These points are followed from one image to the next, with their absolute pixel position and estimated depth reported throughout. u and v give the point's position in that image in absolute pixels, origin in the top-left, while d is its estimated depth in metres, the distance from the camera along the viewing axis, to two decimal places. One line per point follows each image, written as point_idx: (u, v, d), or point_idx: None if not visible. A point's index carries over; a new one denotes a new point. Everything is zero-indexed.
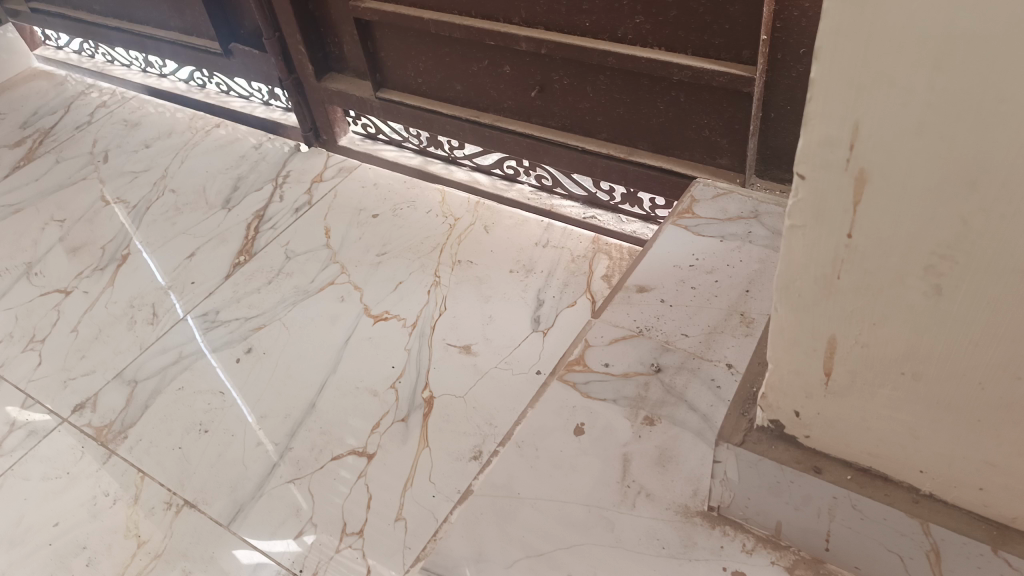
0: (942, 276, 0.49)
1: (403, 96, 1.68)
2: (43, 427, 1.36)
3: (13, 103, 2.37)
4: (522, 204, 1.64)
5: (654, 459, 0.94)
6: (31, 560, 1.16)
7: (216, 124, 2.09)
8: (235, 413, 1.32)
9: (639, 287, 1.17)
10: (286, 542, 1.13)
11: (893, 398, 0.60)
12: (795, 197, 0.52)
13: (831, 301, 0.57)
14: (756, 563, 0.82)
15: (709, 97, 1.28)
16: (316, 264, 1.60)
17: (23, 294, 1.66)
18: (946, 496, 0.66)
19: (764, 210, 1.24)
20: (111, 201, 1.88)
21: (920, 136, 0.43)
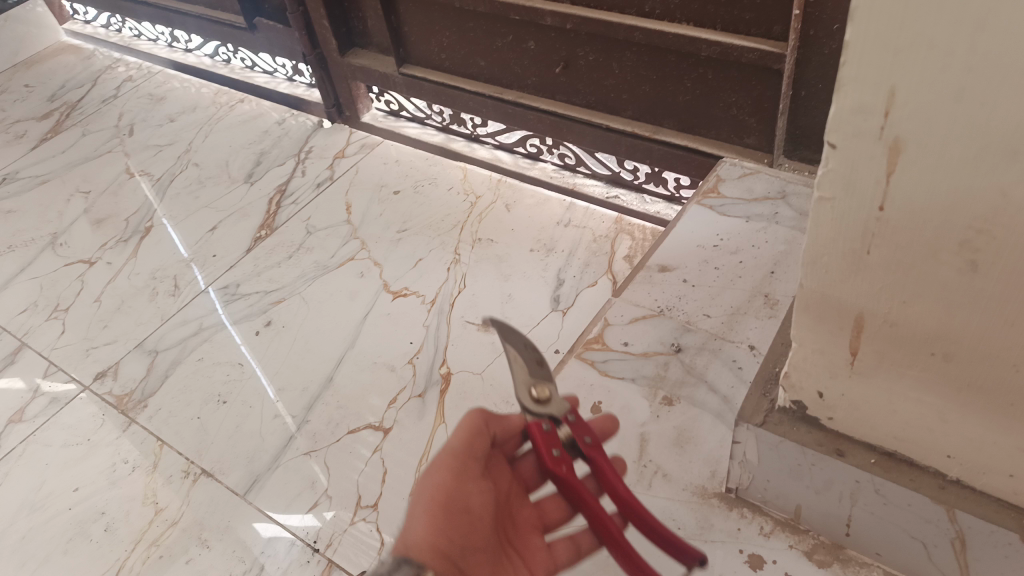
0: (978, 252, 0.47)
1: (426, 72, 1.66)
2: (65, 395, 1.37)
3: (41, 77, 2.39)
4: (545, 182, 1.62)
5: (673, 439, 0.92)
6: (51, 524, 1.18)
7: (241, 100, 2.10)
8: (253, 384, 1.33)
9: (661, 266, 1.14)
10: (301, 516, 1.13)
11: (922, 379, 0.58)
12: (825, 167, 0.50)
13: (859, 277, 0.55)
14: (774, 547, 0.81)
15: (738, 73, 1.24)
16: (337, 239, 1.59)
17: (48, 263, 1.67)
18: (975, 482, 0.64)
19: (791, 190, 1.21)
20: (136, 173, 1.89)
21: (959, 102, 0.41)
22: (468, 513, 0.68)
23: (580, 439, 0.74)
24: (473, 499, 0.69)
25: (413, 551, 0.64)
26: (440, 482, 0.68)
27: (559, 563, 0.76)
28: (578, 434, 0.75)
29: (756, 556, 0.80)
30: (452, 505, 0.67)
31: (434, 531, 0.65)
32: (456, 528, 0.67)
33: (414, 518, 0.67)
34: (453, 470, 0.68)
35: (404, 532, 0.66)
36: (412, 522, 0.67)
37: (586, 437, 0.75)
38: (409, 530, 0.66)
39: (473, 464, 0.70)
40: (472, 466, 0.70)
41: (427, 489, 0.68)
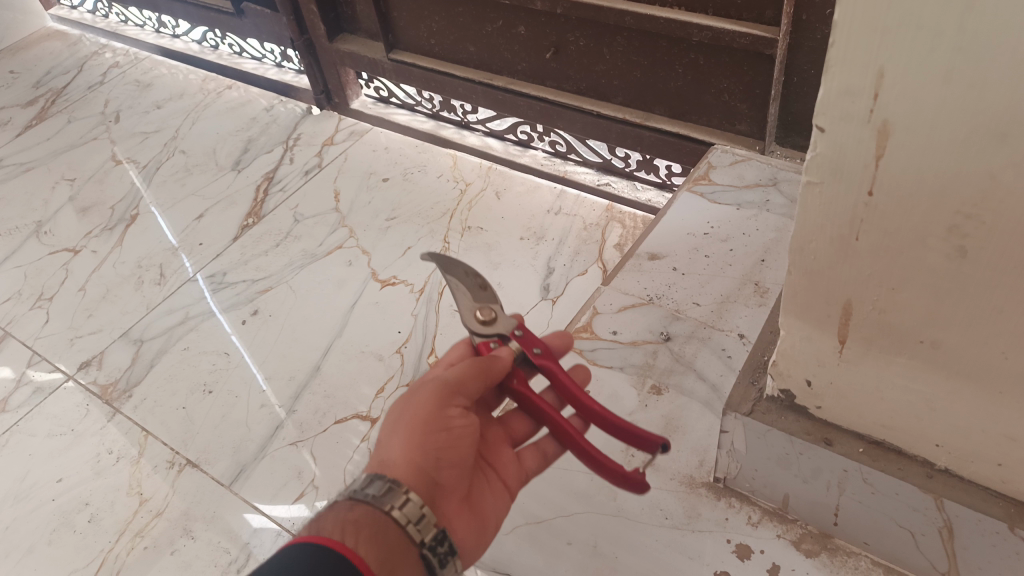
0: (967, 237, 0.46)
1: (416, 58, 1.65)
2: (49, 385, 1.36)
3: (26, 63, 2.36)
4: (535, 170, 1.60)
5: (661, 428, 0.91)
6: (35, 515, 1.17)
7: (228, 86, 2.07)
8: (240, 374, 1.31)
9: (650, 254, 1.13)
10: (287, 506, 1.12)
11: (911, 367, 0.58)
12: (812, 151, 0.49)
13: (847, 264, 0.54)
14: (762, 536, 0.80)
15: (729, 59, 1.23)
16: (325, 227, 1.58)
17: (33, 252, 1.66)
18: (963, 471, 0.63)
19: (782, 178, 1.20)
20: (122, 161, 1.87)
21: (949, 83, 0.40)
22: (450, 435, 0.68)
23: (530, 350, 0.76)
24: (454, 422, 0.69)
25: (389, 467, 0.66)
26: (424, 404, 0.68)
27: (530, 473, 0.76)
28: (528, 346, 0.76)
29: (744, 546, 0.80)
30: (433, 427, 0.67)
31: (413, 450, 0.66)
32: (436, 446, 0.67)
33: (392, 435, 0.68)
34: (437, 391, 0.68)
35: (381, 448, 0.68)
36: (390, 439, 0.68)
37: (536, 347, 0.76)
38: (386, 447, 0.68)
39: (461, 390, 0.70)
40: (459, 392, 0.70)
41: (410, 409, 0.68)
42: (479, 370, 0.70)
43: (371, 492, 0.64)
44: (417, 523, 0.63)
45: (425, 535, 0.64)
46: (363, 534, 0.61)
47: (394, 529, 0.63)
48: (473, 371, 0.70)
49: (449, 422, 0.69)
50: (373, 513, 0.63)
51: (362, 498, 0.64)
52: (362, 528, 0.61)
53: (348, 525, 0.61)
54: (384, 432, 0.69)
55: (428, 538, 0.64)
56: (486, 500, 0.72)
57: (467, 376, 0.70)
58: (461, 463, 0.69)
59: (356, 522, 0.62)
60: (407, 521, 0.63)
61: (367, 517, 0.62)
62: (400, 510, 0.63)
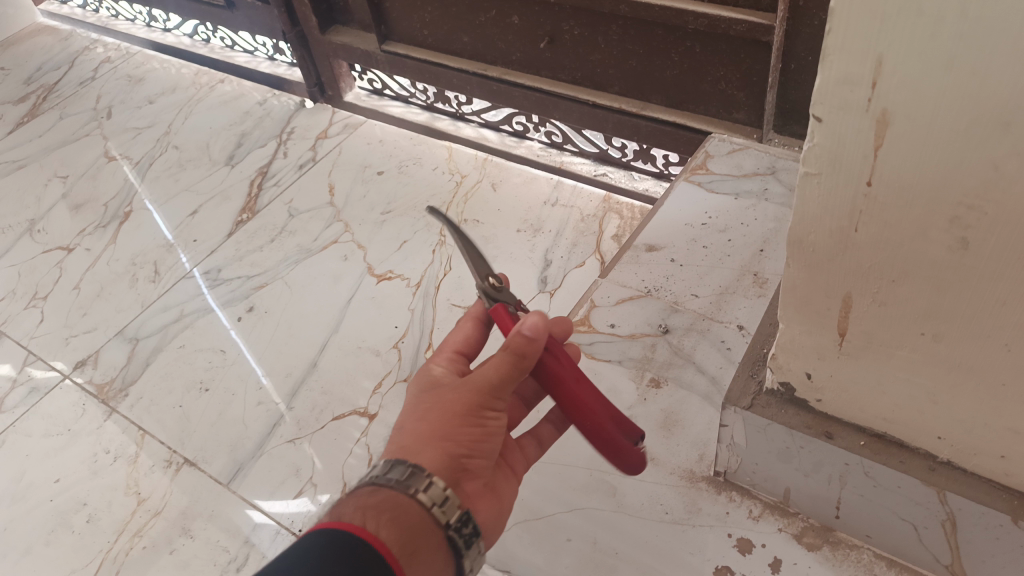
0: (969, 228, 0.45)
1: (409, 48, 1.63)
2: (45, 384, 1.35)
3: (17, 59, 2.34)
4: (531, 161, 1.59)
5: (660, 422, 0.90)
6: (32, 516, 1.16)
7: (221, 80, 2.05)
8: (236, 371, 1.31)
9: (648, 246, 1.12)
10: (286, 503, 1.11)
11: (912, 360, 0.57)
12: (810, 141, 0.48)
13: (847, 256, 0.52)
14: (763, 531, 0.79)
15: (726, 47, 1.21)
16: (320, 222, 1.57)
17: (27, 250, 1.64)
18: (966, 464, 0.62)
19: (781, 166, 1.19)
20: (115, 156, 1.85)
21: (950, 70, 0.39)
22: (481, 428, 0.66)
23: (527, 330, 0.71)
24: (487, 418, 0.66)
25: (413, 451, 0.64)
26: (458, 397, 0.65)
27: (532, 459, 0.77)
28: None
29: (745, 540, 0.79)
30: (465, 419, 0.65)
31: (441, 438, 0.64)
32: (466, 438, 0.65)
33: (421, 421, 0.66)
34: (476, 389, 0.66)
35: (406, 432, 0.66)
36: (417, 425, 0.65)
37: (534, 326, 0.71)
38: (412, 432, 0.65)
39: (497, 393, 0.66)
40: (496, 392, 0.66)
41: (444, 401, 0.66)
42: (519, 361, 0.64)
43: (394, 476, 0.62)
44: (441, 505, 0.61)
45: (450, 517, 0.61)
46: (385, 518, 0.58)
47: (418, 511, 0.60)
48: (511, 363, 0.64)
49: (482, 418, 0.66)
50: (396, 497, 0.60)
51: (384, 482, 0.62)
52: (384, 512, 0.59)
53: (369, 510, 0.59)
54: (411, 417, 0.67)
55: (453, 520, 0.61)
56: (506, 485, 0.71)
57: (505, 378, 0.65)
58: (488, 455, 0.67)
59: (377, 506, 0.59)
60: (432, 503, 0.61)
61: (389, 501, 0.60)
62: (423, 492, 0.61)
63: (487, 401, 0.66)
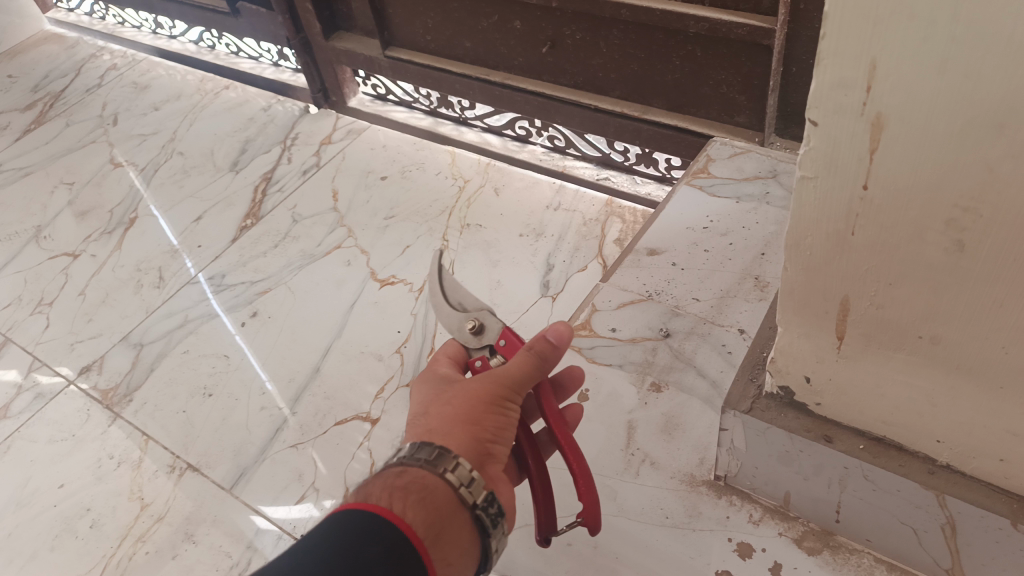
0: (965, 231, 0.45)
1: (412, 54, 1.63)
2: (50, 390, 1.36)
3: (24, 67, 2.36)
4: (534, 165, 1.59)
5: (661, 426, 0.90)
6: (37, 521, 1.17)
7: (226, 86, 2.06)
8: (240, 376, 1.31)
9: (649, 250, 1.12)
10: (288, 508, 1.11)
11: (911, 362, 0.56)
12: (806, 145, 0.48)
13: (844, 259, 0.52)
14: (763, 535, 0.79)
15: (726, 50, 1.21)
16: (323, 227, 1.57)
17: (33, 257, 1.66)
18: (965, 467, 0.62)
19: (782, 169, 1.19)
20: (121, 163, 1.87)
21: (943, 73, 0.39)
22: (506, 417, 0.67)
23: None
24: (512, 406, 0.68)
25: (440, 434, 0.65)
26: (481, 384, 0.67)
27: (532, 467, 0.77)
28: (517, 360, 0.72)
29: (745, 545, 0.79)
30: (491, 406, 0.66)
31: (466, 423, 0.65)
32: (492, 425, 0.66)
33: (447, 406, 0.67)
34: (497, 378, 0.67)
35: (432, 416, 0.67)
36: (443, 410, 0.67)
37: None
38: (438, 417, 0.67)
39: (521, 387, 0.68)
40: (522, 385, 0.68)
41: (469, 389, 0.67)
42: (541, 359, 0.69)
43: (421, 457, 0.64)
44: (468, 486, 0.62)
45: (476, 497, 0.62)
46: (411, 499, 0.60)
47: (445, 492, 0.62)
48: (534, 362, 0.68)
49: (506, 406, 0.67)
50: (423, 478, 0.62)
51: (412, 463, 0.63)
52: (411, 493, 0.61)
53: (396, 490, 0.61)
54: (437, 402, 0.69)
55: (480, 499, 0.63)
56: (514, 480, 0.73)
57: (528, 373, 0.68)
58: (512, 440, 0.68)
59: (405, 487, 0.61)
60: (459, 484, 0.62)
61: (416, 482, 0.62)
62: (450, 473, 0.62)
63: (513, 393, 0.68)
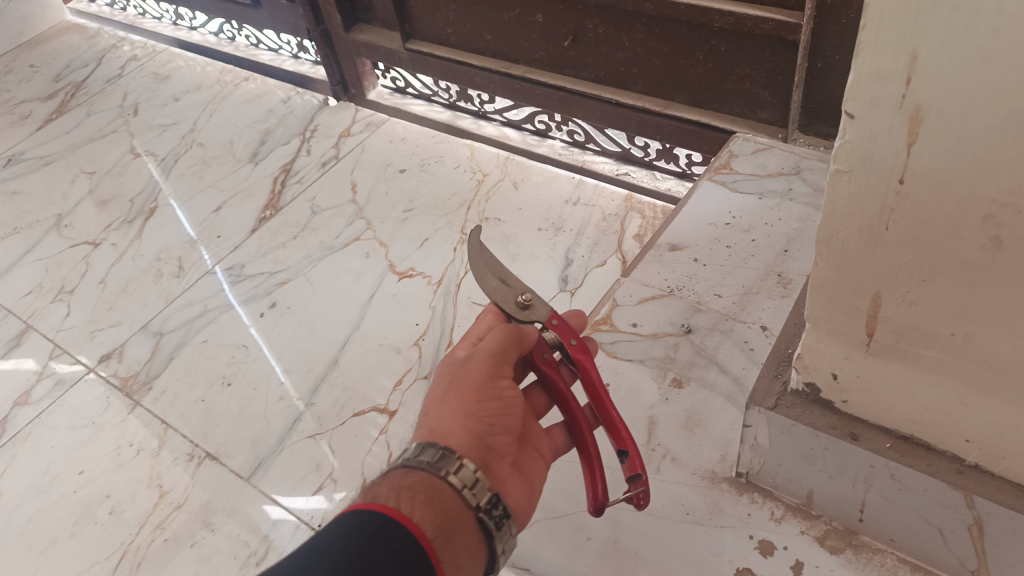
0: (1003, 227, 0.44)
1: (432, 47, 1.63)
2: (70, 377, 1.37)
3: (46, 57, 2.38)
4: (553, 160, 1.59)
5: (682, 422, 0.90)
6: (57, 507, 1.18)
7: (245, 78, 2.07)
8: (258, 366, 1.32)
9: (671, 245, 1.12)
10: (306, 498, 1.12)
11: (941, 359, 0.56)
12: (841, 138, 0.47)
13: (876, 254, 0.52)
14: (785, 532, 0.78)
15: (751, 45, 1.20)
16: (342, 219, 1.57)
17: (53, 246, 1.67)
18: (994, 468, 0.61)
19: (806, 166, 1.18)
20: (141, 153, 1.87)
21: (986, 66, 0.38)
22: (501, 402, 0.68)
23: (569, 341, 0.77)
24: (502, 383, 0.68)
25: (442, 434, 0.65)
26: (473, 372, 0.67)
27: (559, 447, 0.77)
28: (564, 337, 0.77)
29: (767, 542, 0.78)
30: (483, 392, 0.67)
31: (466, 417, 0.66)
32: (488, 415, 0.67)
33: (443, 404, 0.67)
34: (486, 362, 0.68)
35: (432, 417, 0.67)
36: (442, 409, 0.67)
37: (574, 338, 0.78)
38: (438, 416, 0.67)
39: (506, 360, 0.69)
40: (505, 360, 0.69)
41: (460, 378, 0.68)
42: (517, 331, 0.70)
43: (425, 459, 0.63)
44: (472, 487, 0.62)
45: (480, 499, 0.62)
46: (419, 498, 0.60)
47: (450, 493, 0.62)
48: (512, 334, 0.69)
49: (496, 387, 0.68)
50: (428, 480, 0.62)
51: (416, 465, 0.63)
52: (418, 493, 0.61)
53: (403, 492, 0.61)
54: (433, 401, 0.68)
55: (484, 502, 0.62)
56: (534, 466, 0.72)
57: (507, 344, 0.69)
58: (512, 428, 0.69)
59: (412, 488, 0.61)
60: (463, 486, 0.62)
61: (422, 484, 0.62)
62: (453, 475, 0.62)
63: (498, 369, 0.69)
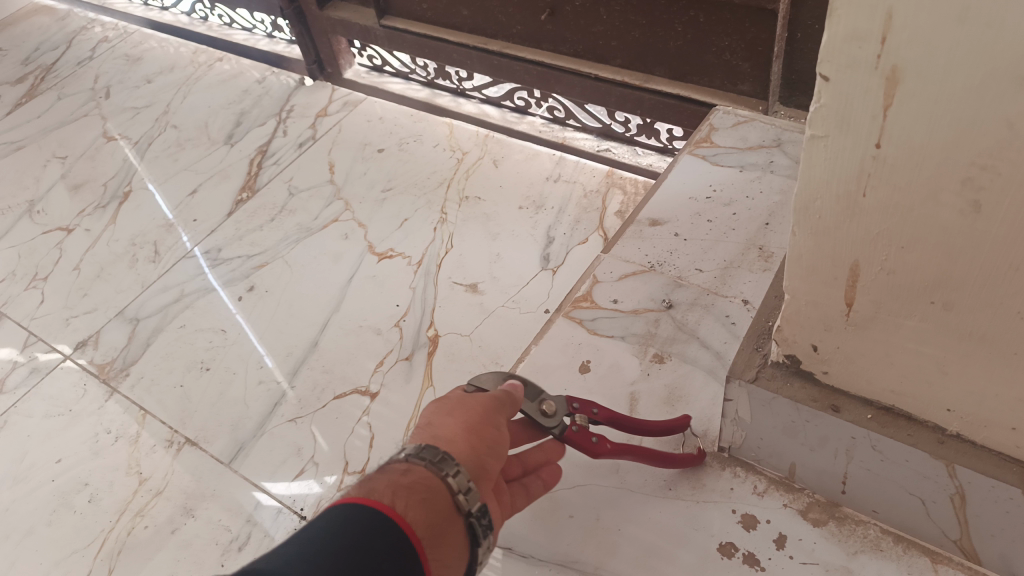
0: (981, 190, 0.43)
1: (408, 23, 1.60)
2: (46, 364, 1.35)
3: (14, 40, 2.33)
4: (533, 136, 1.57)
5: (663, 398, 0.88)
6: (33, 496, 1.16)
7: (219, 58, 2.03)
8: (236, 350, 1.30)
9: (651, 221, 1.11)
10: (287, 482, 1.11)
11: (920, 329, 0.55)
12: (817, 102, 0.46)
13: (855, 221, 0.50)
14: (767, 506, 0.78)
15: (730, 16, 1.19)
16: (320, 201, 1.55)
17: (26, 231, 1.64)
18: (976, 437, 0.60)
19: (787, 138, 1.16)
20: (114, 136, 1.84)
21: (962, 23, 0.37)
22: (498, 432, 0.65)
23: (594, 411, 0.77)
24: (501, 421, 0.66)
25: (445, 440, 0.63)
26: (478, 401, 0.67)
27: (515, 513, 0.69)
28: (589, 408, 0.77)
29: (750, 516, 0.77)
30: (485, 419, 0.65)
31: (468, 430, 0.64)
32: (488, 437, 0.64)
33: (447, 418, 0.66)
34: (486, 400, 0.67)
35: (435, 426, 0.65)
36: (445, 420, 0.65)
37: (594, 406, 0.77)
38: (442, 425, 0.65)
39: (502, 409, 0.67)
40: (501, 407, 0.67)
41: (464, 403, 0.66)
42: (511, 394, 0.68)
43: (426, 457, 0.61)
44: (466, 493, 0.59)
45: (472, 505, 0.60)
46: (415, 497, 0.58)
47: (444, 496, 0.59)
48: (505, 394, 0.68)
49: (494, 419, 0.66)
50: (426, 478, 0.60)
51: (417, 461, 0.61)
52: (414, 491, 0.58)
53: (400, 487, 0.58)
54: (436, 416, 0.67)
55: (475, 508, 0.60)
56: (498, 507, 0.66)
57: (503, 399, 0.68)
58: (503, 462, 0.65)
59: (409, 485, 0.58)
60: (458, 490, 0.59)
61: (420, 481, 0.59)
62: (451, 477, 0.59)
63: (497, 409, 0.67)
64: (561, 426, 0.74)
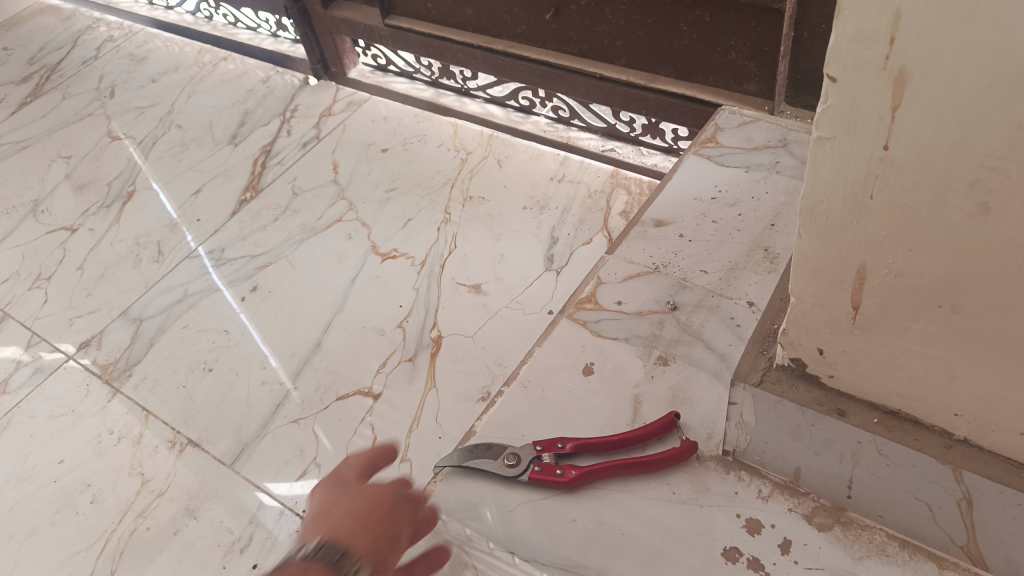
0: (990, 193, 0.42)
1: (412, 23, 1.60)
2: (50, 364, 1.35)
3: (19, 39, 2.33)
4: (538, 136, 1.56)
5: (667, 400, 0.88)
6: (36, 497, 1.16)
7: (224, 58, 2.03)
8: (239, 351, 1.30)
9: (656, 222, 1.10)
10: (290, 483, 1.10)
11: (927, 333, 0.54)
12: (824, 103, 0.45)
13: (862, 223, 0.50)
14: (772, 510, 0.77)
15: (735, 16, 1.18)
16: (324, 201, 1.55)
17: (30, 231, 1.64)
18: (983, 442, 0.60)
19: (793, 138, 1.15)
20: (119, 136, 1.84)
21: (971, 23, 0.36)
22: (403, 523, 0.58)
23: (559, 446, 0.84)
24: (409, 510, 0.59)
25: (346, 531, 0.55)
26: (386, 485, 0.59)
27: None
28: (554, 445, 0.84)
29: (754, 520, 0.77)
30: (392, 508, 0.58)
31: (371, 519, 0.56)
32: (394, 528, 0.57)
33: (349, 504, 0.58)
34: (395, 483, 0.59)
35: (335, 514, 0.57)
36: (349, 507, 0.57)
37: (559, 441, 0.84)
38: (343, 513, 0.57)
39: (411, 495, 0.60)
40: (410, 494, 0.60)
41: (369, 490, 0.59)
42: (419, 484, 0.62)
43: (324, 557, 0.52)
44: None
45: None
46: None
47: None
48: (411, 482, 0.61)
49: (402, 507, 0.58)
50: None
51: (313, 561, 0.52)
52: None
53: None
54: (338, 502, 0.58)
55: None
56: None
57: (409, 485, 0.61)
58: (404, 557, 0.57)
59: None
60: None
61: None
62: None
63: (406, 498, 0.59)
64: (527, 472, 0.82)
